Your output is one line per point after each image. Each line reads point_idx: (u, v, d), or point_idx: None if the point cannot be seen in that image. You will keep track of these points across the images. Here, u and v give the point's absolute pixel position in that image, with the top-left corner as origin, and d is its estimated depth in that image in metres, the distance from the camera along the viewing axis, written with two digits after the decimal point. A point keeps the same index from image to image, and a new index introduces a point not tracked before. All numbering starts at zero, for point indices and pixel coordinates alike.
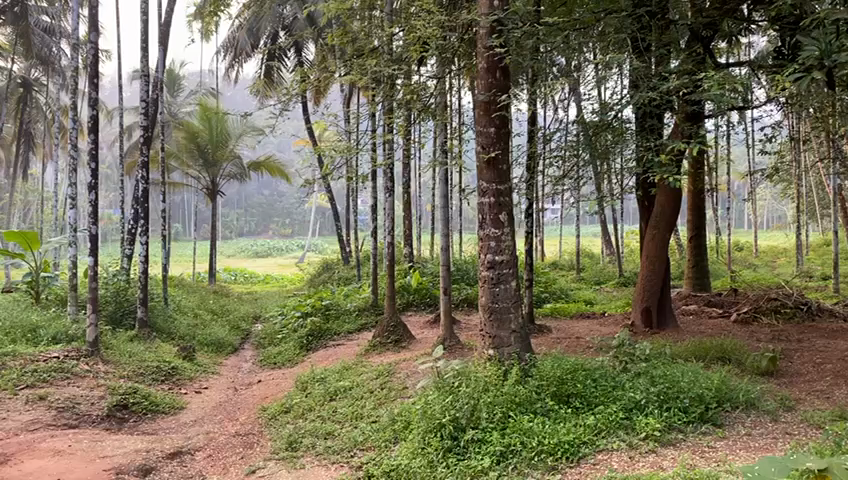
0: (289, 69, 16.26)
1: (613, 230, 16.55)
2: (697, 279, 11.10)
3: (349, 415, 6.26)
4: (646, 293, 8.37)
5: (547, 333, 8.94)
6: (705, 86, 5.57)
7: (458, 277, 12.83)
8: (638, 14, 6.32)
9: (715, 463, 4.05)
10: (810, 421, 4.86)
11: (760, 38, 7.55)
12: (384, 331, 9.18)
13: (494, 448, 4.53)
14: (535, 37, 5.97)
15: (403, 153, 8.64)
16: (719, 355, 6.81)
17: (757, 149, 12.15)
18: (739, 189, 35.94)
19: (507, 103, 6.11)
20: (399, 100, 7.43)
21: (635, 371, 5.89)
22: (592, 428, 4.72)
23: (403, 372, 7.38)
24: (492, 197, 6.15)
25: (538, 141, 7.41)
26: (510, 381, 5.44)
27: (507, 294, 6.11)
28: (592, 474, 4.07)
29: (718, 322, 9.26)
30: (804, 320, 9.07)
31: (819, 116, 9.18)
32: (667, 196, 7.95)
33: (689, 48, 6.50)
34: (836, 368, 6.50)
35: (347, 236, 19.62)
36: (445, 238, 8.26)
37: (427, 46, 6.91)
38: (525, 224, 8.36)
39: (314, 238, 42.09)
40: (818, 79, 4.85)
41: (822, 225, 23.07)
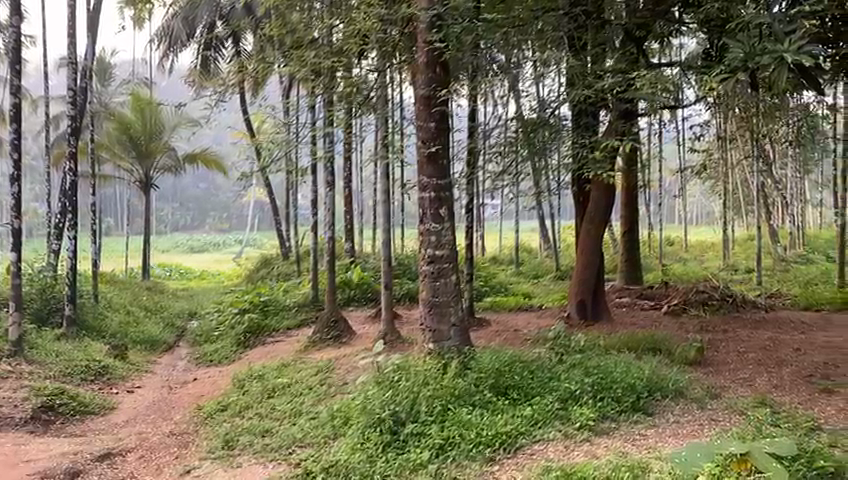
0: (226, 60, 15.89)
1: (551, 225, 16.88)
2: (630, 273, 11.43)
3: (288, 412, 6.18)
4: (581, 285, 8.58)
5: (486, 326, 9.03)
6: (638, 84, 5.77)
7: (400, 272, 12.84)
8: (574, 13, 6.54)
9: (646, 450, 4.20)
10: (733, 408, 5.09)
11: (690, 40, 7.85)
12: (325, 327, 9.09)
13: (433, 441, 4.55)
14: (475, 33, 6.08)
15: (344, 146, 8.58)
16: (651, 345, 7.04)
17: (686, 147, 12.65)
18: (670, 185, 37.20)
19: (447, 99, 6.16)
20: (340, 93, 7.39)
21: (571, 362, 6.04)
22: (529, 419, 4.80)
23: (343, 368, 7.35)
24: (432, 192, 6.17)
25: (477, 137, 7.46)
26: (450, 374, 5.48)
27: (447, 288, 6.15)
28: (528, 464, 4.15)
29: (650, 314, 9.59)
30: (729, 312, 9.51)
31: (743, 116, 9.63)
32: (602, 192, 8.20)
33: (623, 48, 6.73)
34: (758, 357, 6.84)
35: (287, 231, 19.31)
36: (386, 232, 8.22)
37: (368, 39, 6.90)
38: (465, 219, 8.40)
39: (252, 233, 41.33)
40: (742, 80, 5.07)
41: (746, 221, 24.18)
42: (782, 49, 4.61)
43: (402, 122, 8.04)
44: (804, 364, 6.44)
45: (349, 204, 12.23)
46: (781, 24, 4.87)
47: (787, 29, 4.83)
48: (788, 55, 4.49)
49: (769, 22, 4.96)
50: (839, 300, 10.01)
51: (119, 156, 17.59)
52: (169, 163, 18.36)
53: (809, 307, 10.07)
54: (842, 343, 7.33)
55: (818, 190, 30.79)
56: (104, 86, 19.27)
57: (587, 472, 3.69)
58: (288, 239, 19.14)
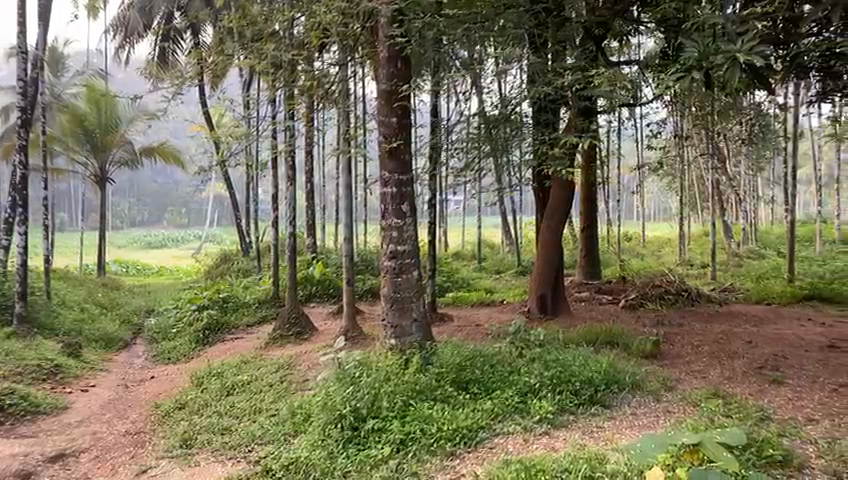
0: (185, 51, 15.57)
1: (513, 222, 16.97)
2: (590, 268, 11.59)
3: (247, 410, 6.10)
4: (542, 281, 8.67)
5: (448, 321, 9.06)
6: (596, 82, 5.85)
7: (362, 267, 12.79)
8: (535, 11, 6.47)
9: (603, 442, 4.27)
10: (688, 400, 5.21)
11: (648, 39, 7.98)
12: (285, 324, 8.99)
13: (393, 437, 4.54)
14: (436, 29, 6.01)
15: (305, 140, 8.49)
16: (608, 339, 7.16)
17: (645, 144, 12.88)
18: (629, 181, 37.86)
19: (409, 94, 6.14)
20: (301, 86, 7.32)
21: (531, 356, 6.10)
22: (489, 413, 4.84)
23: (304, 364, 7.29)
24: (394, 187, 6.15)
25: (440, 132, 7.46)
26: (411, 370, 5.48)
27: (408, 284, 6.15)
28: (488, 458, 4.18)
29: (608, 308, 9.76)
30: (684, 305, 9.73)
31: (699, 113, 9.85)
32: (562, 188, 8.31)
33: (583, 45, 6.80)
34: (712, 349, 7.01)
35: (247, 227, 19.02)
36: (348, 227, 8.16)
37: (328, 32, 6.74)
38: (427, 215, 8.38)
39: (212, 229, 40.65)
40: (696, 80, 5.16)
41: (701, 218, 24.79)
42: (734, 50, 4.72)
43: (363, 117, 8.01)
44: (755, 356, 6.63)
45: (310, 200, 12.12)
46: (733, 25, 4.98)
47: (739, 30, 4.96)
48: (740, 56, 4.60)
49: (723, 23, 5.08)
50: (788, 294, 10.33)
51: (72, 149, 17.09)
52: (125, 157, 17.93)
53: (760, 301, 10.36)
54: (791, 336, 7.56)
55: (770, 187, 31.73)
56: (56, 77, 18.69)
57: (546, 465, 3.73)
58: (249, 235, 18.87)
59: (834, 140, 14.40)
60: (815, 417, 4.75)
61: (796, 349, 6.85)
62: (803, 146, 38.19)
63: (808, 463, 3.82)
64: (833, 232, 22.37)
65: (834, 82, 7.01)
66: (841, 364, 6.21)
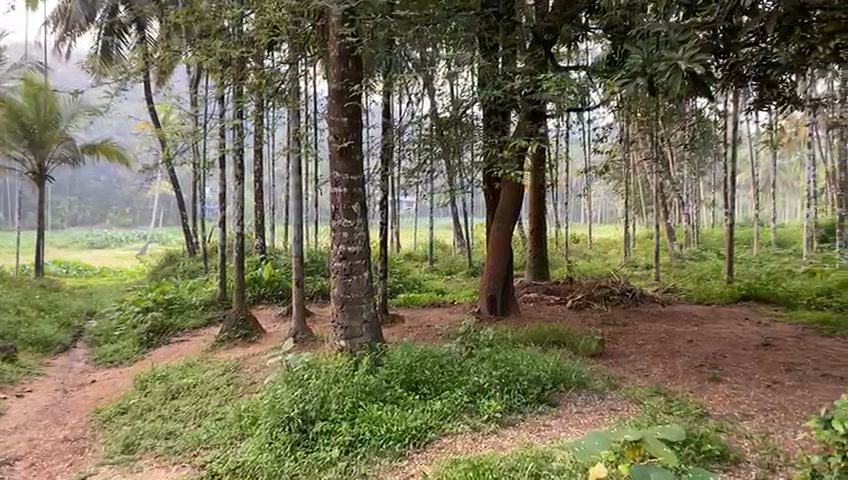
0: (130, 46, 15.14)
1: (464, 223, 17.08)
2: (538, 268, 11.77)
3: (192, 413, 5.98)
4: (491, 281, 8.75)
5: (399, 322, 9.06)
6: (545, 86, 5.96)
7: (312, 268, 12.68)
8: (486, 14, 6.64)
9: (550, 441, 4.35)
10: (632, 397, 5.34)
11: (595, 45, 8.17)
12: (233, 326, 8.84)
13: (342, 438, 4.51)
14: (388, 30, 5.91)
15: (254, 139, 8.36)
16: (555, 339, 7.29)
17: (592, 147, 13.16)
18: (577, 185, 38.66)
19: (360, 94, 6.09)
20: (250, 84, 7.22)
21: (480, 356, 6.16)
22: (438, 413, 4.86)
23: (251, 367, 7.19)
24: (345, 187, 6.10)
25: (391, 132, 7.46)
26: (361, 371, 5.46)
27: (359, 285, 6.12)
28: (437, 458, 4.20)
29: (556, 309, 9.91)
30: (628, 305, 9.99)
31: (645, 117, 10.11)
32: (511, 190, 8.43)
33: (532, 50, 6.97)
34: (655, 348, 7.20)
35: (194, 227, 18.62)
36: (298, 227, 8.06)
37: (278, 30, 6.63)
38: (378, 216, 8.35)
39: (157, 228, 39.60)
40: (641, 86, 5.31)
41: (645, 220, 25.50)
42: (676, 57, 4.89)
43: (313, 116, 7.96)
44: (696, 354, 6.85)
45: (259, 200, 11.94)
46: (676, 33, 5.15)
47: (682, 38, 5.12)
48: (682, 63, 4.77)
49: (665, 31, 5.25)
50: (727, 294, 10.73)
51: (8, 145, 16.37)
52: (65, 154, 17.29)
53: (700, 301, 10.72)
54: (729, 334, 7.85)
55: (710, 191, 32.84)
56: None
57: (493, 464, 3.77)
58: (196, 235, 18.49)
59: (769, 146, 15.04)
60: (750, 412, 4.94)
61: (734, 347, 7.11)
62: (740, 152, 39.65)
63: (744, 456, 3.97)
64: (768, 235, 23.34)
65: (770, 91, 7.31)
66: (775, 361, 6.49)
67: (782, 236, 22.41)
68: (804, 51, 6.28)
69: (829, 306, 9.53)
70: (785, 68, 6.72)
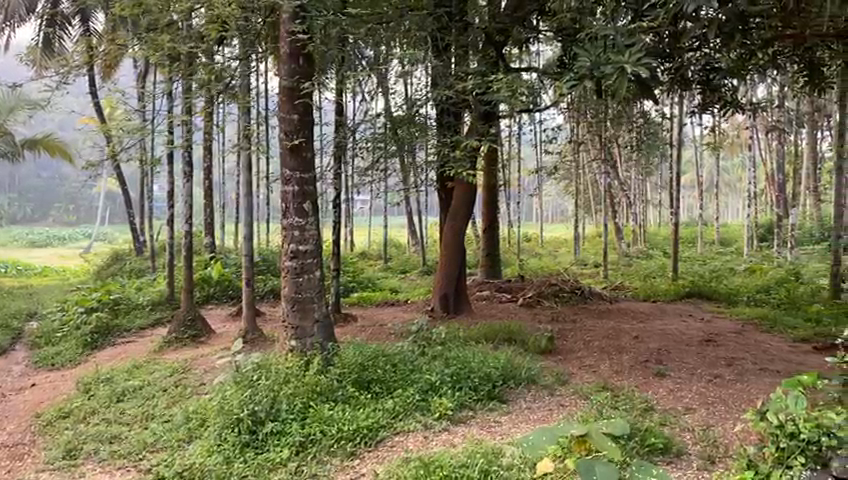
0: (73, 38, 14.67)
1: (418, 221, 17.10)
2: (491, 267, 11.87)
3: (138, 416, 5.84)
4: (444, 280, 8.80)
5: (352, 322, 9.01)
6: (497, 87, 6.04)
7: (263, 267, 12.52)
8: (437, 15, 6.83)
9: (499, 437, 4.41)
10: (580, 393, 5.45)
11: (546, 47, 8.29)
12: (181, 326, 8.66)
13: (293, 439, 4.47)
14: (339, 27, 5.98)
15: (203, 136, 8.21)
16: (506, 337, 7.38)
17: (543, 147, 13.35)
18: (530, 185, 39.15)
19: (311, 91, 6.03)
20: (199, 79, 7.09)
21: (432, 354, 6.20)
22: (390, 412, 4.87)
23: (200, 368, 7.06)
24: (296, 185, 6.03)
25: (344, 130, 7.43)
26: (311, 371, 5.42)
27: (311, 284, 6.08)
28: (388, 457, 4.21)
29: (508, 306, 10.02)
30: (578, 303, 10.18)
31: (594, 118, 10.32)
32: (464, 190, 8.51)
33: (484, 51, 7.04)
34: (603, 344, 7.37)
35: (141, 225, 18.16)
36: (249, 225, 7.94)
37: (228, 25, 6.54)
38: (331, 215, 8.29)
39: (103, 227, 38.40)
40: (589, 88, 5.43)
41: (596, 220, 26.00)
42: (622, 61, 5.04)
43: (264, 113, 7.87)
44: (641, 350, 7.03)
45: (208, 197, 11.72)
46: (622, 38, 5.28)
47: (627, 43, 5.26)
48: (628, 66, 4.91)
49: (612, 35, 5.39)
50: (672, 291, 11.04)
51: None
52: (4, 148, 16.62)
53: (647, 298, 11.02)
54: (674, 330, 8.09)
55: (658, 192, 33.66)
56: None
57: (444, 461, 3.80)
58: (143, 233, 18.06)
59: (712, 148, 15.55)
60: (692, 406, 5.10)
61: (678, 343, 7.33)
62: (687, 155, 40.79)
63: (685, 449, 4.11)
64: (711, 234, 24.15)
65: (713, 95, 7.56)
66: (717, 356, 6.71)
67: (725, 235, 23.20)
68: (744, 56, 6.51)
69: (767, 303, 9.92)
70: (727, 72, 6.96)
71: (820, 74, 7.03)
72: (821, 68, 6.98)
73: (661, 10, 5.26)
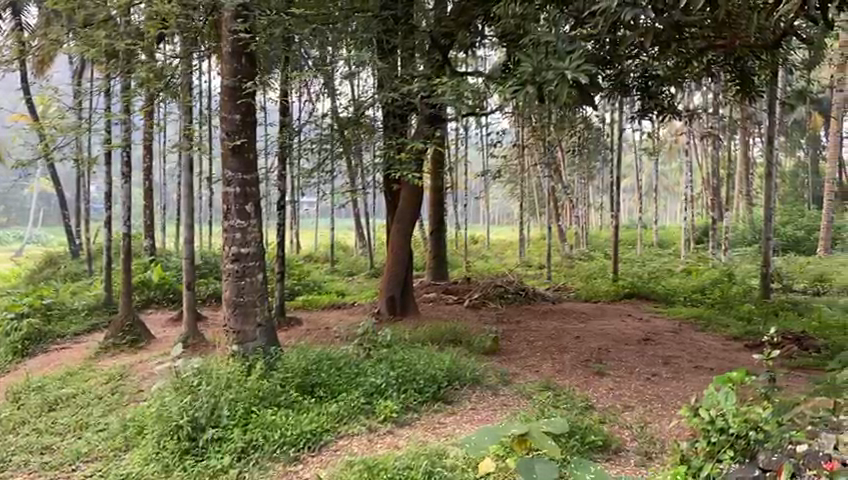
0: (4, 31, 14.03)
1: (365, 223, 17.04)
2: (438, 268, 11.93)
3: (72, 425, 5.62)
4: (391, 282, 8.80)
5: (297, 325, 8.92)
6: (442, 90, 6.07)
7: (205, 270, 12.27)
8: (383, 17, 6.86)
9: (444, 438, 4.46)
10: (523, 392, 5.54)
11: (491, 52, 8.40)
12: (119, 331, 8.39)
13: (234, 445, 4.38)
14: (282, 26, 5.99)
15: (143, 135, 7.98)
16: (452, 338, 7.43)
17: (488, 150, 13.52)
18: (477, 188, 39.59)
19: (253, 91, 5.90)
20: (138, 78, 6.89)
21: (378, 357, 6.19)
22: (334, 415, 4.84)
23: (138, 374, 6.87)
24: (238, 187, 5.91)
25: (288, 131, 7.33)
26: (254, 375, 5.33)
27: (253, 287, 5.98)
28: (333, 461, 4.20)
29: (453, 308, 10.09)
30: (522, 303, 10.35)
31: (537, 121, 10.52)
32: (410, 192, 8.52)
33: (430, 54, 7.08)
34: (545, 345, 7.50)
35: (77, 227, 17.53)
36: (190, 227, 7.77)
37: (168, 23, 6.39)
38: (276, 216, 8.18)
39: (36, 228, 36.88)
40: (532, 94, 5.52)
41: (540, 222, 26.47)
42: (563, 67, 5.16)
43: (205, 113, 7.70)
44: (583, 350, 7.19)
45: (149, 198, 11.42)
46: (564, 44, 5.42)
47: (568, 49, 5.39)
48: (569, 73, 5.03)
49: (555, 42, 5.52)
50: (612, 292, 11.34)
51: None
52: None
53: (589, 299, 11.28)
54: (613, 330, 8.31)
55: (599, 195, 34.54)
56: None
57: (388, 463, 3.80)
58: (79, 235, 17.43)
59: (651, 153, 16.06)
60: (630, 403, 5.25)
61: (617, 343, 7.53)
62: (627, 160, 42.02)
63: (623, 446, 4.22)
64: (651, 236, 24.89)
65: (651, 102, 7.78)
66: (654, 354, 6.94)
67: (664, 238, 23.97)
68: (680, 65, 6.75)
69: (702, 303, 10.29)
70: (664, 79, 7.19)
71: (751, 83, 7.33)
72: (752, 78, 7.29)
73: (601, 18, 5.40)
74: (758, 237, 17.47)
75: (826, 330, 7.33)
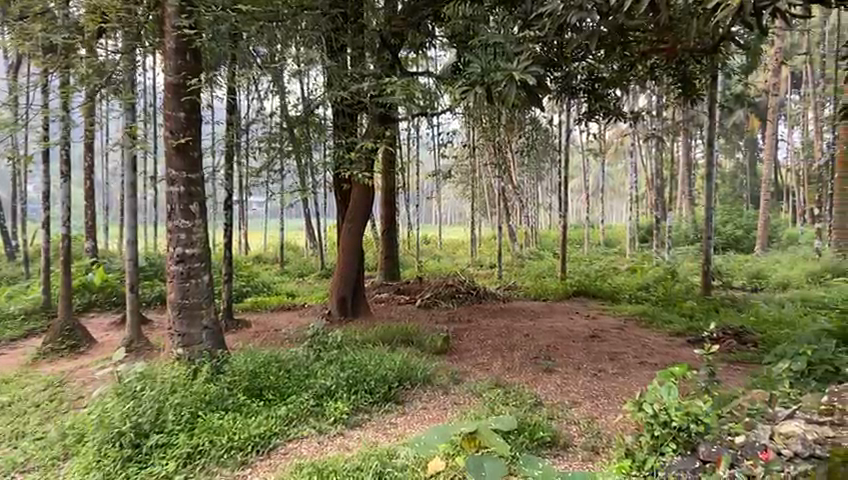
0: None
1: (315, 223, 16.87)
2: (390, 268, 11.89)
3: (7, 434, 5.37)
4: (341, 282, 8.72)
5: (245, 328, 8.75)
6: (392, 90, 6.06)
7: (150, 272, 11.94)
8: (332, 14, 6.74)
9: (394, 438, 4.45)
10: (473, 391, 5.57)
11: (442, 52, 8.42)
12: (57, 336, 8.08)
13: (180, 450, 4.22)
14: (228, 23, 5.67)
15: (82, 133, 7.71)
16: (403, 338, 7.41)
17: (439, 150, 13.56)
18: (428, 188, 39.78)
19: (198, 88, 5.78)
20: (77, 74, 6.66)
21: (328, 358, 6.13)
22: (283, 418, 4.76)
23: (78, 381, 6.63)
24: (182, 186, 5.77)
25: (236, 129, 7.21)
26: (200, 379, 5.22)
27: (198, 289, 5.84)
28: (283, 464, 4.14)
29: (405, 308, 10.08)
30: (473, 303, 10.42)
31: (486, 121, 10.62)
32: (361, 192, 8.48)
33: (380, 54, 7.05)
34: (495, 343, 7.56)
35: (13, 228, 16.78)
36: (133, 228, 7.53)
37: (108, 17, 6.20)
38: (223, 216, 8.02)
39: None
40: (481, 94, 5.53)
41: (491, 222, 26.72)
42: (511, 69, 5.21)
43: (148, 110, 7.50)
44: (532, 347, 7.28)
45: (90, 198, 11.03)
46: (512, 45, 5.48)
47: (516, 51, 5.46)
48: (517, 73, 5.08)
49: (503, 43, 5.58)
50: (560, 290, 11.54)
51: None
52: None
53: (537, 297, 11.43)
54: (562, 328, 8.44)
55: (548, 196, 35.13)
56: None
57: (337, 465, 3.76)
58: (14, 237, 16.71)
59: (598, 153, 16.39)
60: (578, 399, 5.34)
61: (565, 340, 7.66)
62: (575, 161, 42.85)
63: (571, 441, 4.28)
64: (597, 236, 25.45)
65: (597, 105, 7.96)
66: (601, 350, 7.09)
67: (610, 237, 24.50)
68: (625, 68, 6.91)
69: (646, 299, 10.57)
70: (609, 82, 7.36)
71: (692, 86, 7.56)
72: (692, 81, 7.49)
73: (547, 20, 5.46)
74: (699, 237, 18.05)
75: (763, 325, 7.61)
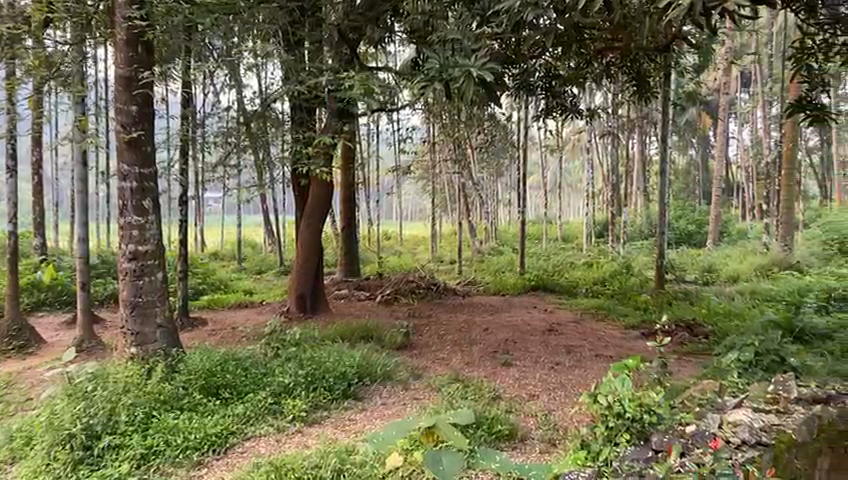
0: None
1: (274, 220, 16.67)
2: (350, 264, 11.82)
3: None
4: (300, 279, 8.64)
5: (201, 326, 8.59)
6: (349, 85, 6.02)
7: (102, 270, 11.65)
8: (290, 8, 6.59)
9: (352, 434, 4.43)
10: (433, 385, 5.59)
11: (402, 47, 8.38)
12: (4, 337, 7.82)
13: (133, 452, 4.11)
14: (182, 16, 5.56)
15: (29, 126, 7.45)
16: (363, 334, 7.37)
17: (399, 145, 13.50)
18: (389, 185, 39.74)
19: (151, 81, 5.63)
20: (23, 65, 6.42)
21: (286, 356, 6.07)
22: (240, 417, 4.70)
23: (26, 382, 6.43)
24: (135, 181, 5.62)
25: (191, 123, 7.06)
26: (154, 378, 5.12)
27: (151, 287, 5.70)
28: (240, 463, 4.08)
29: (365, 304, 10.04)
30: (433, 298, 10.44)
31: (445, 117, 10.62)
32: (320, 187, 8.42)
33: (338, 48, 6.98)
34: (455, 338, 7.60)
35: None
36: (83, 225, 7.31)
37: (56, 7, 5.98)
38: (178, 212, 7.85)
39: None
40: (439, 90, 5.52)
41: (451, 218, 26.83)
42: (469, 65, 5.22)
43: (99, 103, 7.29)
44: (491, 342, 7.34)
45: (38, 195, 10.68)
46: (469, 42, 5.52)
47: (473, 47, 5.51)
48: (475, 70, 5.11)
49: (461, 40, 5.61)
50: (519, 286, 11.66)
51: None
52: None
53: (497, 292, 11.52)
54: (520, 322, 8.53)
55: (507, 192, 35.44)
56: None
57: (296, 463, 3.72)
58: None
59: (555, 150, 16.58)
60: (536, 392, 5.41)
61: (524, 334, 7.74)
62: (534, 158, 43.31)
63: (529, 434, 4.34)
64: (556, 232, 25.79)
65: (555, 101, 8.05)
66: (558, 344, 7.19)
67: (568, 232, 24.86)
68: (581, 65, 7.01)
69: (603, 294, 10.76)
70: (566, 79, 7.44)
71: (646, 84, 7.70)
72: (646, 79, 7.64)
73: (505, 17, 5.50)
74: (653, 232, 18.45)
75: (713, 317, 7.83)
